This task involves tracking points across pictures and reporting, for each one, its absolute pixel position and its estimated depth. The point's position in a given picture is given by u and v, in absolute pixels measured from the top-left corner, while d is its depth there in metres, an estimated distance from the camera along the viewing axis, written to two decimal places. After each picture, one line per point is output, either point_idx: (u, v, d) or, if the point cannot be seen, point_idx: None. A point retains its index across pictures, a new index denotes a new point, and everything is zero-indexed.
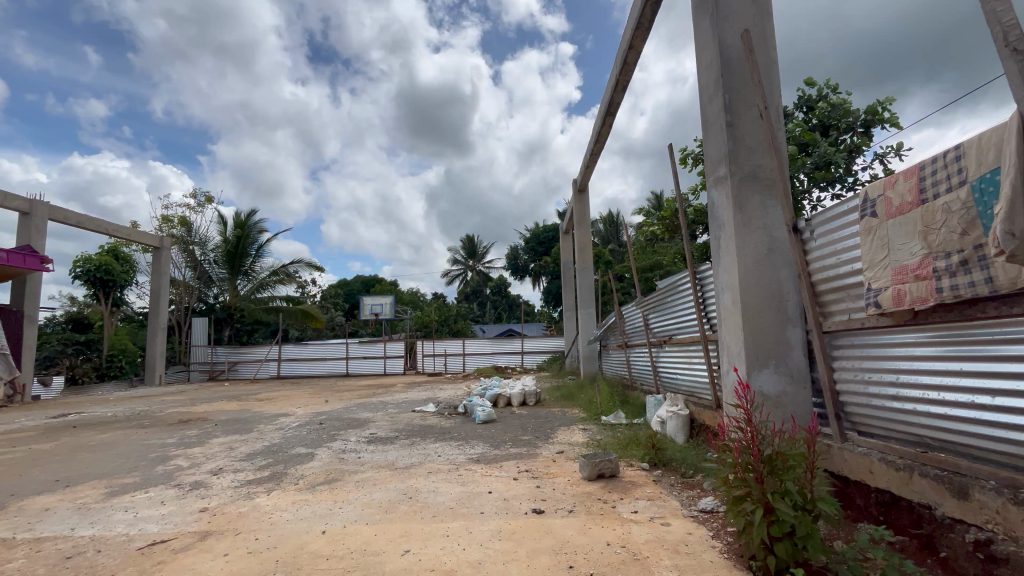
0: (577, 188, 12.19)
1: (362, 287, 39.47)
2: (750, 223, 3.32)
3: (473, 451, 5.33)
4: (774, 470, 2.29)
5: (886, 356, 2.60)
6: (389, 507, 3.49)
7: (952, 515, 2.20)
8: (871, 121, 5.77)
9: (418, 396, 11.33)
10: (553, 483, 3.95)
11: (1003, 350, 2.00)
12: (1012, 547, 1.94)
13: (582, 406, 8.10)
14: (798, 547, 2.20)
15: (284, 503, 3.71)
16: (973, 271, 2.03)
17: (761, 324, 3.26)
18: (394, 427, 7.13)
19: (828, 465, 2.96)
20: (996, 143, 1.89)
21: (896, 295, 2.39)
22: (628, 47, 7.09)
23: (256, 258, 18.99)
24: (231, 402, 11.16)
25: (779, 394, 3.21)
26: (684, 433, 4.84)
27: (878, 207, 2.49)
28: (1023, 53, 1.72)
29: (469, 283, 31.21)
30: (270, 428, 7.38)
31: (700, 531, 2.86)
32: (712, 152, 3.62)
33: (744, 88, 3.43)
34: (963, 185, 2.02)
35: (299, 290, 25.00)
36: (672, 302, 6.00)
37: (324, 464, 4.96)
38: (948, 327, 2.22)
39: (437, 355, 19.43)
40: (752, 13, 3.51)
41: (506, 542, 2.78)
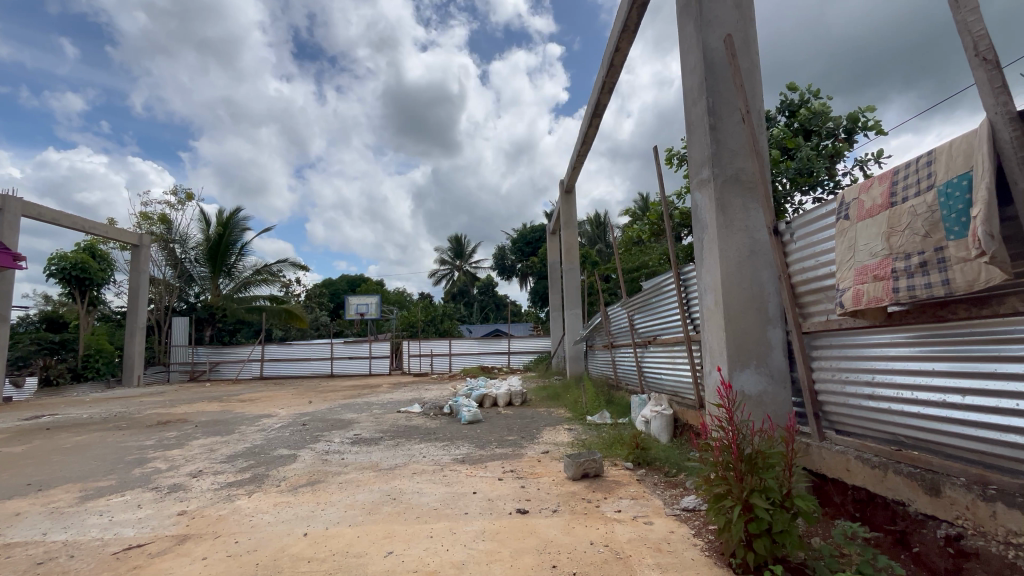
0: (564, 188, 12.24)
1: (348, 286, 39.10)
2: (732, 225, 3.37)
3: (458, 451, 5.33)
4: (754, 469, 2.33)
5: (863, 356, 2.66)
6: (372, 508, 3.47)
7: (925, 512, 2.26)
8: (853, 128, 5.90)
9: (404, 397, 11.28)
10: (537, 483, 3.95)
11: (973, 350, 2.06)
12: (981, 542, 2.00)
13: (568, 406, 8.14)
14: (777, 544, 2.23)
15: (266, 506, 3.66)
16: (931, 272, 2.07)
17: (743, 325, 3.30)
18: (379, 428, 7.08)
19: (806, 463, 3.02)
20: (966, 148, 1.94)
21: (856, 295, 2.46)
22: (615, 50, 7.14)
23: (238, 257, 18.68)
24: (212, 403, 10.95)
25: (760, 394, 3.26)
26: (668, 433, 4.89)
27: (852, 210, 2.55)
28: (991, 63, 1.78)
29: (456, 283, 31.13)
30: (252, 429, 7.28)
31: (682, 529, 2.89)
32: (696, 155, 3.67)
33: (727, 92, 3.48)
34: (931, 189, 2.07)
35: (283, 289, 24.68)
36: (657, 302, 6.06)
37: (307, 465, 4.90)
38: (921, 327, 2.29)
39: (423, 355, 19.31)
40: (735, 18, 3.56)
41: (491, 542, 2.78)
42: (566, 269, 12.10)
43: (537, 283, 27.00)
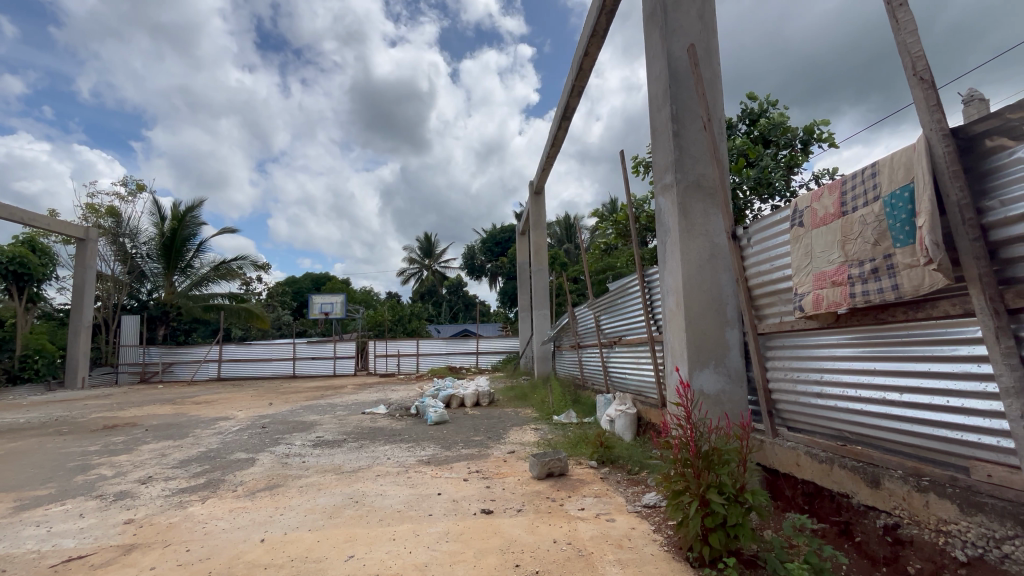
0: (533, 190, 12.31)
1: (312, 284, 38.14)
2: (693, 230, 3.47)
3: (423, 453, 5.27)
4: (711, 465, 2.41)
5: (812, 356, 2.80)
6: (334, 511, 3.40)
7: (866, 503, 2.40)
8: (808, 140, 6.18)
9: (370, 398, 11.08)
10: (502, 483, 3.97)
11: (911, 350, 2.20)
12: (915, 530, 2.14)
13: (535, 406, 8.20)
14: (731, 537, 2.32)
15: (220, 512, 3.52)
16: (882, 278, 2.19)
17: (703, 326, 3.41)
18: (343, 430, 6.93)
19: (760, 458, 3.16)
20: (906, 162, 2.07)
21: (816, 300, 2.60)
22: (584, 54, 7.24)
23: (195, 253, 17.89)
24: (164, 406, 10.43)
25: (718, 393, 3.37)
26: (632, 432, 5.00)
27: (806, 218, 2.69)
28: (927, 82, 1.91)
29: (424, 283, 30.78)
30: (208, 433, 6.99)
31: (643, 525, 2.96)
32: (660, 161, 3.77)
33: (690, 101, 3.59)
34: (877, 200, 2.20)
35: (243, 287, 23.82)
36: (623, 304, 6.19)
37: (265, 469, 4.75)
38: (863, 329, 2.43)
39: (390, 356, 19.00)
40: (699, 28, 3.68)
41: (455, 543, 2.76)
42: (535, 270, 12.20)
43: (506, 283, 27.06)
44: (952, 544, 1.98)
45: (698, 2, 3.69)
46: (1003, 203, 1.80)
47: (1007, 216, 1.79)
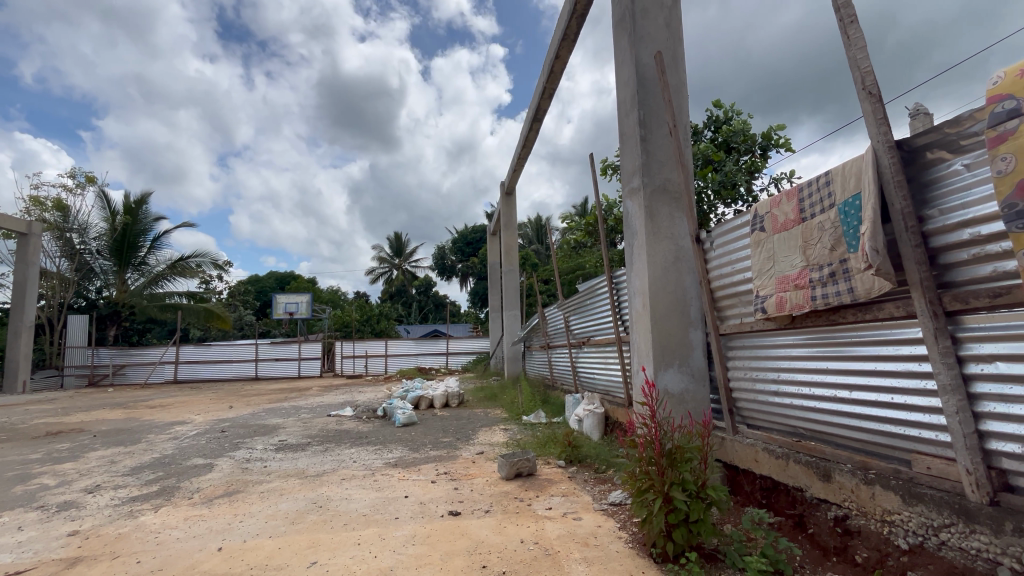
0: (504, 190, 12.31)
1: (276, 283, 37.10)
2: (659, 233, 3.55)
3: (390, 455, 5.20)
4: (674, 463, 2.46)
5: (770, 356, 2.92)
6: (296, 517, 3.31)
7: (818, 496, 2.51)
8: (767, 146, 6.43)
9: (336, 400, 10.84)
10: (471, 484, 3.96)
11: (862, 350, 2.31)
12: (862, 521, 2.25)
13: (504, 406, 8.21)
14: (693, 532, 2.39)
15: (174, 521, 3.37)
16: (839, 281, 2.29)
17: (668, 326, 3.50)
18: (307, 432, 6.76)
19: (721, 455, 3.27)
20: (856, 172, 2.18)
21: (778, 302, 2.70)
22: (555, 57, 7.29)
23: (149, 249, 17.06)
24: (115, 410, 9.92)
25: (682, 392, 3.46)
26: (600, 431, 5.07)
27: (767, 223, 2.80)
28: (875, 96, 2.02)
29: (393, 283, 30.32)
30: (163, 438, 6.69)
31: (609, 523, 3.01)
32: (627, 165, 3.84)
33: (657, 106, 3.67)
34: (833, 208, 2.31)
35: (202, 285, 22.88)
36: (592, 305, 6.27)
37: (224, 475, 4.58)
38: (817, 330, 2.56)
39: (358, 356, 18.64)
40: (665, 36, 3.77)
41: (421, 547, 2.73)
42: (506, 270, 12.23)
43: (476, 284, 27.00)
44: (895, 533, 2.10)
45: (665, 11, 3.79)
46: (942, 212, 1.92)
47: (946, 224, 1.90)
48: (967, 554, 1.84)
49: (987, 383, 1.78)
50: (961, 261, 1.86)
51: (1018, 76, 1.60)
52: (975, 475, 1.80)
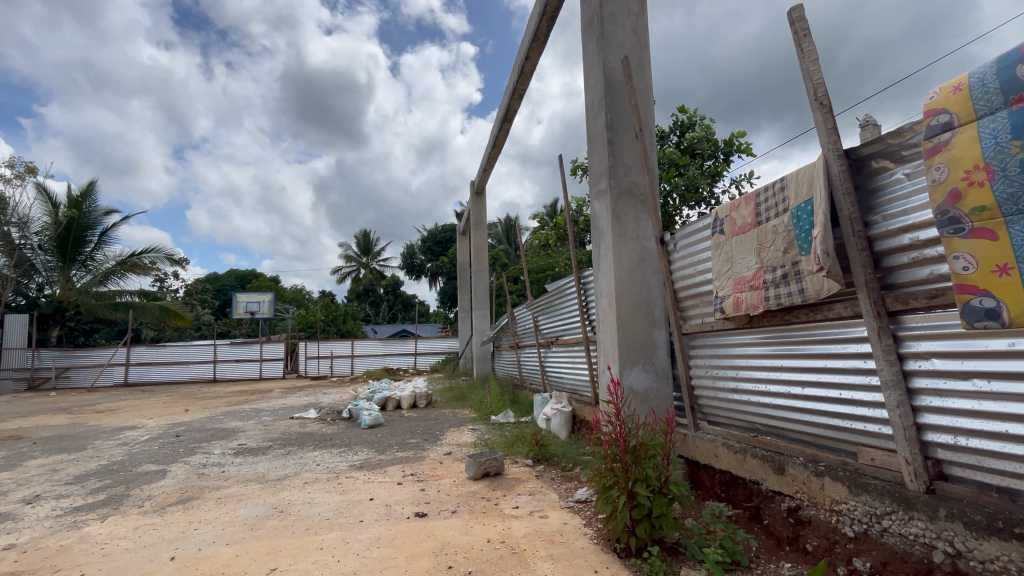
0: (474, 189, 12.27)
1: (237, 282, 35.85)
2: (625, 234, 3.62)
3: (355, 457, 5.09)
4: (638, 459, 2.52)
5: (729, 355, 3.04)
6: (255, 523, 3.20)
7: (773, 488, 2.62)
8: (729, 151, 6.66)
9: (299, 401, 10.55)
10: (438, 485, 3.93)
11: (813, 348, 2.42)
12: (813, 511, 2.36)
13: (473, 407, 8.19)
14: (655, 527, 2.45)
15: (123, 530, 3.20)
16: (791, 282, 2.40)
17: (633, 326, 3.57)
18: (268, 436, 6.56)
19: (683, 451, 3.38)
20: (808, 177, 2.29)
21: (735, 302, 2.80)
22: (525, 58, 7.33)
23: (98, 245, 16.10)
24: (58, 416, 9.33)
25: (646, 390, 3.54)
26: (567, 429, 5.13)
27: (726, 226, 2.90)
28: (826, 107, 2.12)
29: (360, 282, 29.72)
30: (111, 444, 6.35)
31: (575, 520, 3.05)
32: (595, 167, 3.90)
33: (624, 110, 3.74)
34: (786, 212, 2.42)
35: (155, 282, 21.79)
36: (560, 304, 6.34)
37: (178, 481, 4.38)
38: (771, 329, 2.67)
39: (323, 357, 18.19)
40: (633, 42, 3.84)
41: (386, 549, 2.70)
42: (475, 270, 12.20)
43: (446, 283, 26.81)
44: (842, 522, 2.21)
45: (632, 17, 3.86)
46: (885, 217, 2.04)
47: (888, 229, 2.02)
48: (905, 540, 1.95)
49: (924, 378, 1.90)
50: (901, 264, 1.98)
51: (951, 91, 1.71)
52: (913, 465, 1.92)
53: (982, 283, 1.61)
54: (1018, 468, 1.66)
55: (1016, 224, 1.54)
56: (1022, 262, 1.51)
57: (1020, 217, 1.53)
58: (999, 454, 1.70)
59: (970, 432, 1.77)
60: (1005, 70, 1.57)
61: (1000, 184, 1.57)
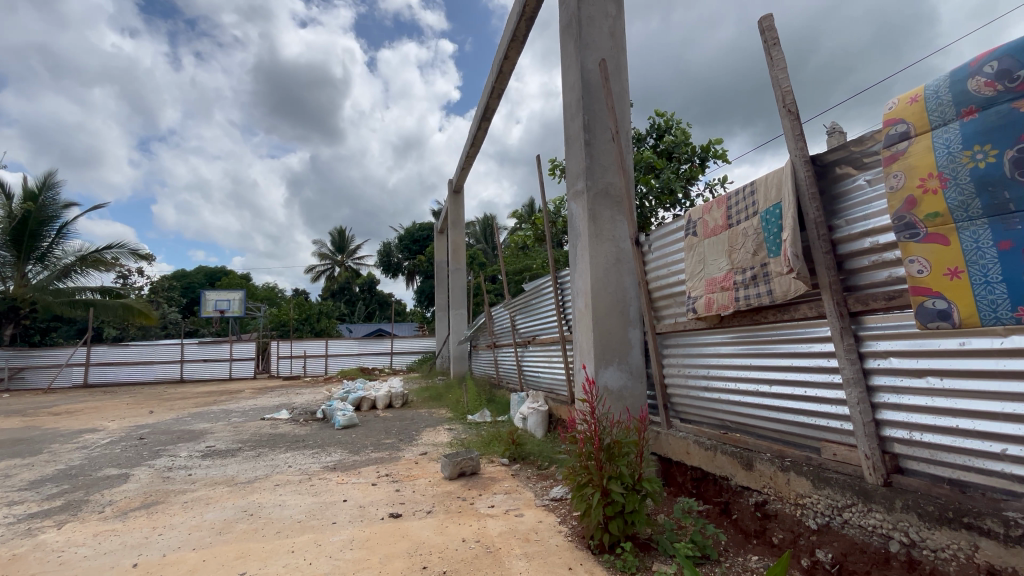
0: (452, 188, 12.20)
1: (206, 279, 34.77)
2: (601, 235, 3.67)
3: (328, 458, 5.01)
4: (611, 457, 2.56)
5: (701, 354, 3.11)
6: (224, 527, 3.12)
7: (741, 484, 2.69)
8: (704, 156, 6.80)
9: (271, 402, 10.30)
10: (413, 485, 3.90)
11: (782, 348, 2.49)
12: (779, 505, 2.44)
13: (449, 406, 8.14)
14: (628, 523, 2.49)
15: (82, 537, 3.07)
16: (760, 284, 2.47)
17: (608, 326, 3.61)
18: (238, 437, 6.39)
19: (656, 448, 3.45)
20: (777, 182, 2.36)
21: (707, 302, 2.87)
22: (504, 57, 7.33)
23: (56, 240, 15.33)
24: (11, 419, 8.86)
25: (620, 388, 3.59)
26: (543, 428, 5.15)
27: (698, 228, 2.97)
28: (794, 114, 2.19)
29: (335, 280, 29.21)
30: (69, 447, 6.07)
31: (550, 518, 3.07)
32: (572, 167, 3.93)
33: (600, 112, 3.78)
34: (756, 215, 2.48)
35: (118, 279, 20.92)
36: (537, 304, 6.38)
37: (142, 485, 4.23)
38: (742, 329, 2.75)
39: (296, 357, 17.82)
40: (609, 45, 3.89)
41: (359, 551, 2.67)
42: (453, 269, 12.13)
43: (422, 282, 26.57)
44: (806, 515, 2.29)
45: (610, 20, 3.91)
46: (848, 222, 2.12)
47: (850, 233, 2.10)
48: (864, 531, 2.03)
49: (882, 376, 1.99)
50: (863, 267, 2.06)
51: (908, 102, 1.79)
52: (872, 459, 2.00)
53: (935, 286, 1.70)
54: (967, 461, 1.75)
55: (966, 231, 1.63)
56: (971, 265, 1.61)
57: (969, 224, 1.62)
58: (951, 448, 1.79)
59: (925, 427, 1.86)
60: (958, 83, 1.65)
61: (952, 192, 1.65)
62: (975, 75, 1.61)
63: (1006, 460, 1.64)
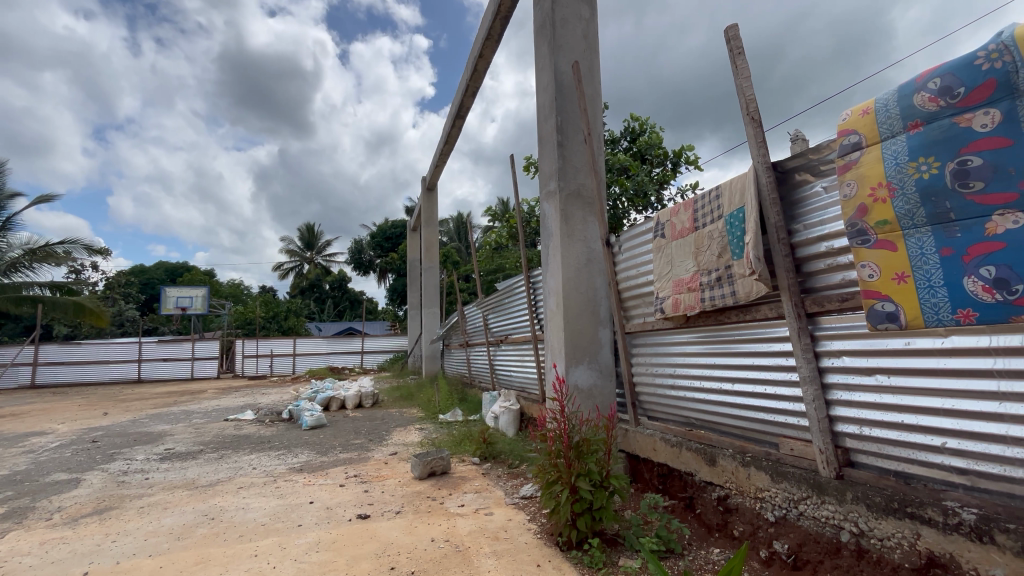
0: (426, 185, 12.10)
1: (166, 276, 33.40)
2: (573, 235, 3.71)
3: (295, 460, 4.90)
4: (580, 454, 2.60)
5: (668, 354, 3.19)
6: (182, 532, 3.01)
7: (705, 479, 2.77)
8: (676, 160, 6.96)
9: (235, 403, 9.98)
10: (382, 486, 3.85)
11: (745, 347, 2.58)
12: (739, 499, 2.53)
13: (420, 406, 8.07)
14: (595, 520, 2.54)
15: (27, 546, 2.92)
16: (725, 285, 2.55)
17: (579, 325, 3.66)
18: (199, 439, 6.17)
19: (624, 445, 3.51)
20: (740, 187, 2.44)
21: (674, 302, 2.95)
22: (479, 56, 7.32)
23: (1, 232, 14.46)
24: None
25: (590, 387, 3.64)
26: (514, 427, 5.18)
27: (667, 230, 3.04)
28: (756, 122, 2.27)
29: (304, 278, 28.52)
30: (14, 452, 5.73)
31: (519, 516, 3.09)
32: (545, 167, 3.95)
33: (573, 114, 3.82)
34: (721, 218, 2.56)
35: (70, 274, 19.89)
36: (509, 303, 6.40)
37: (95, 490, 4.04)
38: (707, 329, 2.83)
39: (262, 356, 17.33)
40: (583, 47, 3.93)
41: (326, 553, 2.62)
42: (426, 267, 12.02)
43: (395, 280, 26.23)
44: (764, 508, 2.38)
45: (583, 23, 3.95)
46: (806, 226, 2.21)
47: (808, 237, 2.20)
48: (818, 522, 2.12)
49: (836, 374, 2.09)
50: (820, 269, 2.16)
51: (861, 114, 1.88)
52: (825, 454, 2.10)
53: (884, 289, 1.80)
54: (912, 454, 1.85)
55: (912, 238, 1.72)
56: (916, 271, 1.70)
57: (915, 231, 1.71)
58: (897, 442, 1.89)
59: (874, 422, 1.96)
60: (905, 98, 1.74)
61: (899, 202, 1.75)
62: (921, 90, 1.70)
63: (946, 452, 1.75)
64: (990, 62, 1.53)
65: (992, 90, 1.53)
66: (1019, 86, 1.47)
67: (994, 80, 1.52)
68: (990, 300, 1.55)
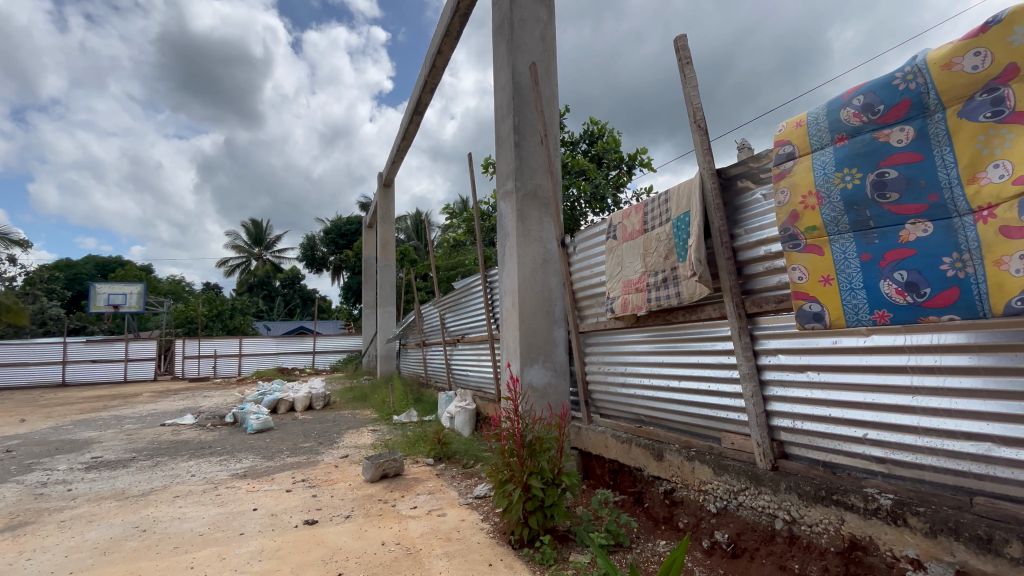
0: (382, 181, 11.83)
1: (96, 270, 31.01)
2: (528, 235, 3.74)
3: (239, 465, 4.68)
4: (533, 453, 2.63)
5: (620, 353, 3.28)
6: (109, 546, 2.81)
7: (652, 473, 2.86)
8: (632, 164, 7.16)
9: (173, 407, 9.40)
10: (332, 490, 3.74)
11: (691, 346, 2.67)
12: (684, 492, 2.63)
13: (375, 407, 7.89)
14: (547, 517, 2.56)
15: None
16: (670, 286, 2.64)
17: (534, 324, 3.69)
18: (132, 446, 5.77)
19: (576, 443, 3.57)
20: (687, 192, 2.54)
21: (623, 302, 3.03)
22: (438, 52, 7.23)
23: None
24: None
25: (545, 385, 3.68)
26: (470, 427, 5.16)
27: (618, 232, 3.11)
28: (703, 130, 2.37)
29: (252, 274, 27.25)
30: None
31: (472, 516, 3.08)
32: (502, 167, 3.96)
33: (530, 115, 3.85)
34: (669, 221, 2.65)
35: None
36: (466, 303, 6.38)
37: (8, 505, 3.69)
38: (655, 329, 2.93)
39: (205, 356, 16.41)
40: (540, 49, 3.97)
41: (269, 561, 2.52)
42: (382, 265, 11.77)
43: (350, 278, 25.50)
44: (707, 500, 2.48)
45: (541, 24, 3.99)
46: (747, 231, 2.32)
47: (749, 241, 2.31)
48: (754, 511, 2.23)
49: (773, 371, 2.21)
50: (759, 272, 2.27)
51: (794, 126, 2.00)
52: (762, 447, 2.22)
53: (812, 291, 1.92)
54: (838, 445, 1.99)
55: (837, 243, 1.85)
56: (840, 274, 1.83)
57: (839, 237, 1.84)
58: (824, 434, 2.03)
59: (806, 416, 2.09)
60: (833, 113, 1.87)
61: (826, 209, 1.87)
62: (846, 106, 1.83)
63: (867, 442, 1.89)
64: (906, 82, 1.66)
65: (906, 109, 1.66)
66: (930, 105, 1.61)
67: (909, 99, 1.65)
68: (902, 301, 1.67)
